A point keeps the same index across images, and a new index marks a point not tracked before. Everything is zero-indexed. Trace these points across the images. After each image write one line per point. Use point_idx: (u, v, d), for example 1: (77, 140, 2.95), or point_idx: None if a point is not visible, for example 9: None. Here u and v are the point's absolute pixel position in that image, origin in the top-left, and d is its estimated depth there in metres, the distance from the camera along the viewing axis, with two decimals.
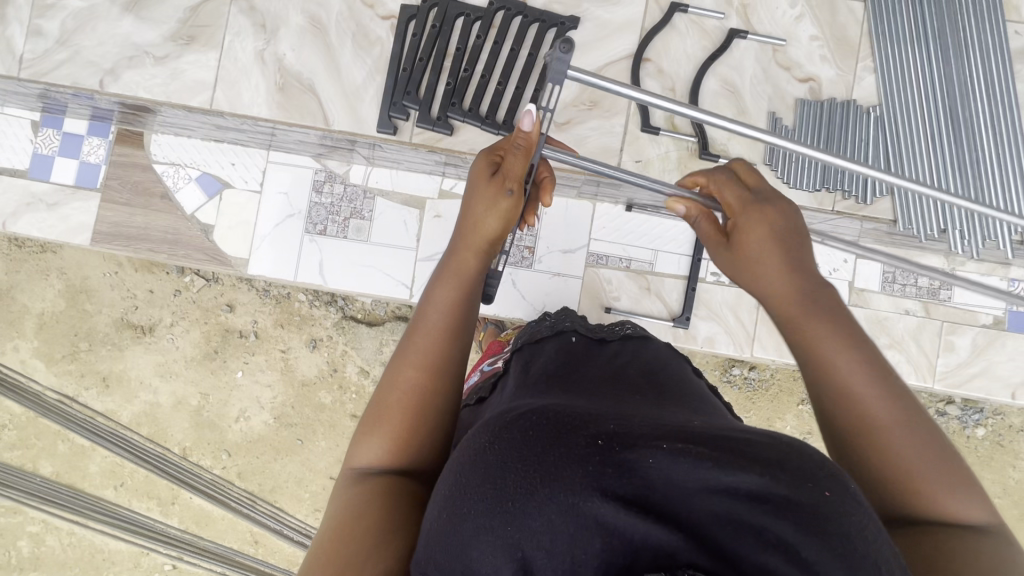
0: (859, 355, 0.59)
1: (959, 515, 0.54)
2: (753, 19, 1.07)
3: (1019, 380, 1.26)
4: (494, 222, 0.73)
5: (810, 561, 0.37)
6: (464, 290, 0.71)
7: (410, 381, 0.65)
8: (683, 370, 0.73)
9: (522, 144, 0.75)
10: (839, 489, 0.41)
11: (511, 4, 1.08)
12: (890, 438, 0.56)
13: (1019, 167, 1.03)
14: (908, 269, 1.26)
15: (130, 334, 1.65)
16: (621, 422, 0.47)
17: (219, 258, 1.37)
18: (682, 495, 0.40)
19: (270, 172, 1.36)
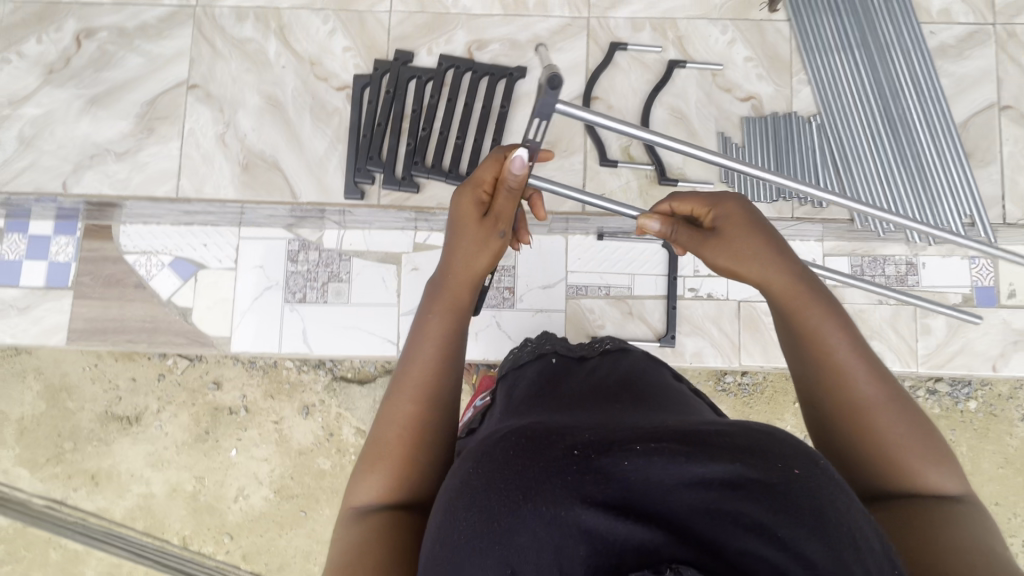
0: (849, 338, 0.60)
1: (931, 487, 0.56)
2: (689, 49, 1.14)
3: (996, 353, 1.29)
4: (483, 262, 0.75)
5: (785, 538, 0.36)
6: (457, 328, 0.71)
7: (407, 417, 0.65)
8: (659, 372, 0.73)
9: (512, 186, 0.72)
10: (805, 465, 0.40)
11: (459, 63, 1.13)
12: (877, 419, 0.57)
13: (953, 150, 1.09)
14: (875, 260, 1.31)
15: (117, 427, 1.61)
16: (599, 430, 0.45)
17: (200, 340, 1.36)
18: (659, 490, 0.38)
19: (243, 247, 1.37)
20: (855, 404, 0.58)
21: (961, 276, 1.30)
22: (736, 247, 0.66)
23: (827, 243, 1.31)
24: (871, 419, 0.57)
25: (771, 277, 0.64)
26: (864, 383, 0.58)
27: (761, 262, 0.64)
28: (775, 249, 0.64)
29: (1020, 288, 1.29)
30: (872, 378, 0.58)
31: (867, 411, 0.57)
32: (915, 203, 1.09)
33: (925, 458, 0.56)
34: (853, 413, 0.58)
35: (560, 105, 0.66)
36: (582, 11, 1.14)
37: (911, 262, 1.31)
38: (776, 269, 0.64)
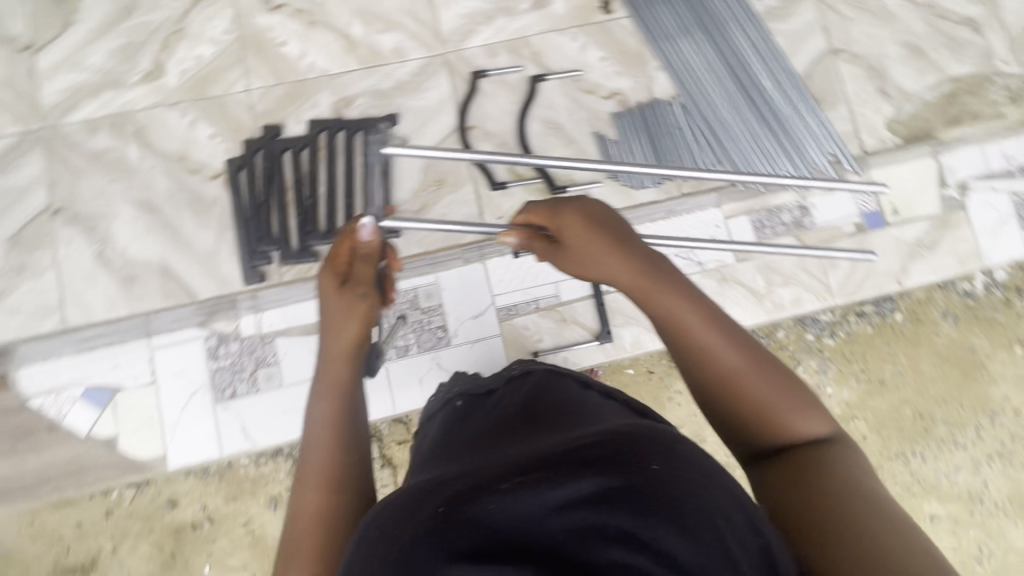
0: (706, 319, 0.73)
1: (804, 431, 0.67)
2: (547, 62, 1.18)
3: (898, 268, 1.39)
4: (355, 328, 0.84)
5: (646, 538, 0.42)
6: (344, 401, 0.82)
7: (311, 500, 0.73)
8: (563, 388, 0.77)
9: (365, 253, 0.85)
10: (660, 460, 0.49)
11: (330, 124, 1.13)
12: (746, 381, 0.70)
13: (804, 99, 1.18)
14: (770, 212, 1.38)
15: None
16: (472, 477, 0.49)
17: (132, 467, 1.28)
18: (531, 521, 0.43)
19: (158, 359, 1.27)
20: (726, 371, 0.70)
21: (848, 207, 1.40)
22: (583, 253, 0.80)
23: (725, 207, 1.37)
24: (740, 381, 0.70)
25: (622, 277, 0.79)
26: (727, 352, 0.71)
27: (620, 267, 0.78)
28: (626, 251, 0.79)
29: (901, 204, 1.39)
30: (733, 348, 0.71)
31: (736, 375, 0.70)
32: (782, 151, 1.16)
33: (781, 398, 0.69)
34: (726, 378, 0.70)
35: (385, 151, 0.90)
36: (437, 49, 1.17)
37: (802, 206, 1.39)
38: (618, 262, 0.78)
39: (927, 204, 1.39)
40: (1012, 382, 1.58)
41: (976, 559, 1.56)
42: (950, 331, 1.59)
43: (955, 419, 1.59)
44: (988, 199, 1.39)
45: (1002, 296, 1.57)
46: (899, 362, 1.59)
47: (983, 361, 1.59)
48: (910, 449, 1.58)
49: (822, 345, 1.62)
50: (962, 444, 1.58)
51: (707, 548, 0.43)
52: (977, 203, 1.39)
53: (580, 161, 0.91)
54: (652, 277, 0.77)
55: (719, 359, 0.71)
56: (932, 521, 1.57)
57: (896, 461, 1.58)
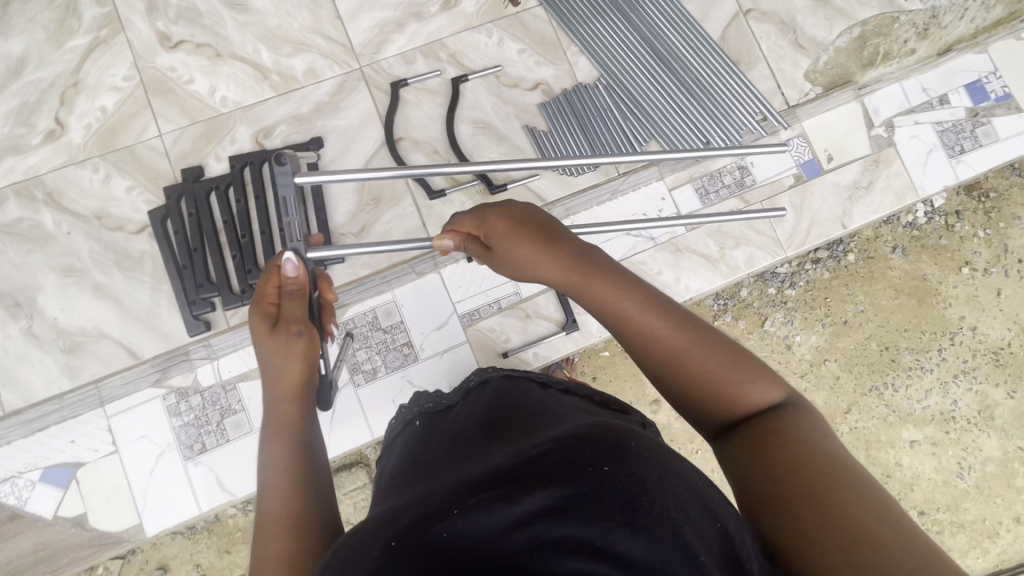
0: (641, 303, 0.72)
1: (756, 401, 0.66)
2: (466, 61, 1.16)
3: (840, 212, 1.42)
4: (294, 363, 0.84)
5: (598, 543, 0.44)
6: (297, 439, 0.80)
7: (273, 550, 0.68)
8: (523, 391, 0.77)
9: (294, 288, 0.87)
10: (614, 461, 0.51)
11: (252, 158, 1.09)
12: (689, 360, 0.68)
13: (723, 63, 1.19)
14: (712, 176, 1.40)
15: None
16: (429, 508, 0.53)
17: (108, 542, 1.22)
18: (487, 543, 0.46)
19: (116, 426, 1.22)
20: (669, 353, 0.69)
21: (785, 160, 1.42)
22: (511, 255, 0.80)
23: (668, 178, 1.38)
24: (684, 360, 0.68)
25: (552, 274, 0.77)
26: (666, 334, 0.70)
27: (546, 264, 0.77)
28: (549, 246, 0.77)
29: (834, 149, 1.43)
30: (673, 328, 0.70)
31: (678, 355, 0.69)
32: (706, 117, 1.18)
33: (726, 370, 0.67)
34: (670, 359, 0.69)
35: (295, 177, 0.87)
36: (351, 64, 1.14)
37: (742, 166, 1.41)
38: (544, 259, 0.77)
39: (858, 146, 1.43)
40: (966, 302, 1.64)
41: (958, 475, 1.63)
42: (901, 262, 1.64)
43: (919, 346, 1.64)
44: (913, 132, 1.44)
45: (945, 222, 1.63)
46: (859, 300, 1.63)
47: (936, 287, 1.65)
48: (881, 381, 1.64)
49: (785, 296, 1.65)
50: (928, 368, 1.64)
51: (661, 545, 0.45)
52: (903, 138, 1.44)
53: (506, 159, 0.89)
54: (579, 268, 0.75)
55: (659, 342, 0.70)
56: (912, 446, 1.63)
57: (870, 396, 1.63)
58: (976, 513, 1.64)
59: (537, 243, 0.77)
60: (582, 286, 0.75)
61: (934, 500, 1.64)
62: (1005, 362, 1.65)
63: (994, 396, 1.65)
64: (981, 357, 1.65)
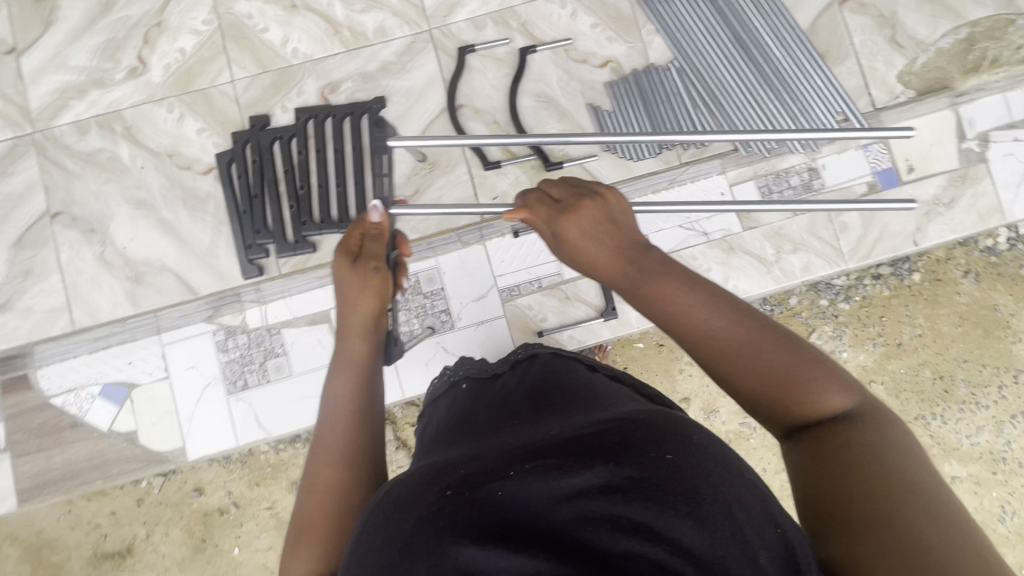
0: (695, 295, 0.69)
1: (824, 405, 0.61)
2: (536, 32, 1.13)
3: (913, 228, 1.33)
4: (370, 302, 0.85)
5: (658, 529, 0.44)
6: (363, 378, 0.81)
7: (327, 479, 0.72)
8: (572, 369, 0.79)
9: (376, 232, 0.89)
10: (680, 451, 0.50)
11: (317, 111, 1.11)
12: (745, 357, 0.64)
13: (809, 56, 1.11)
14: (778, 175, 1.33)
15: (110, 564, 1.44)
16: (482, 465, 0.53)
17: (154, 459, 1.31)
18: (540, 508, 0.47)
19: (169, 354, 1.31)
20: (724, 350, 0.66)
21: (861, 166, 1.34)
22: (570, 241, 0.81)
23: (730, 173, 1.33)
24: (739, 356, 0.65)
25: (603, 264, 0.78)
26: (722, 328, 0.66)
27: (598, 255, 0.79)
28: (602, 235, 0.79)
29: (916, 160, 1.34)
30: (728, 322, 0.66)
31: (734, 353, 0.65)
32: (784, 112, 1.11)
33: (786, 370, 0.63)
34: (723, 356, 0.66)
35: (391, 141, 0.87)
36: (421, 26, 1.14)
37: (812, 168, 1.33)
38: (602, 247, 0.79)
39: (944, 159, 1.33)
40: None
41: (999, 518, 1.54)
42: (971, 289, 1.53)
43: (978, 379, 1.55)
44: (1010, 149, 1.32)
45: None
46: (918, 324, 1.54)
47: (1007, 319, 1.54)
48: (930, 411, 1.55)
49: (837, 310, 1.58)
50: (984, 404, 1.54)
51: (719, 536, 0.45)
52: (998, 155, 1.32)
53: (570, 133, 0.86)
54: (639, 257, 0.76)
55: (713, 336, 0.67)
56: (953, 482, 1.55)
57: (915, 424, 1.55)
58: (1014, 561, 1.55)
59: (586, 232, 0.80)
60: (635, 278, 0.74)
61: None
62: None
63: None
64: None
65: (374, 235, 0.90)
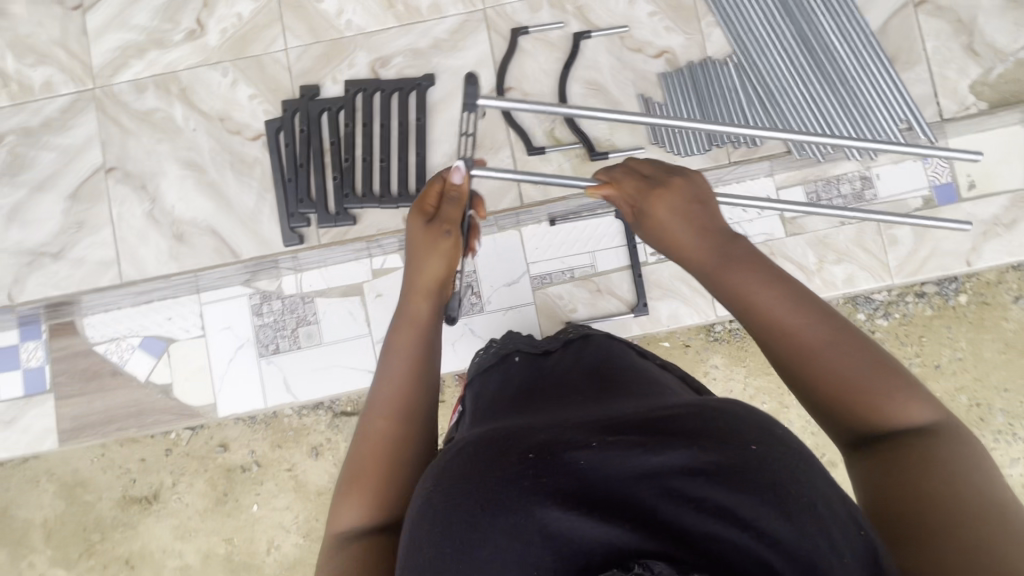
0: (784, 294, 0.70)
1: (900, 416, 0.63)
2: (592, 17, 1.11)
3: (968, 247, 1.27)
4: (439, 264, 0.85)
5: (738, 513, 0.49)
6: (422, 339, 0.82)
7: (380, 432, 0.73)
8: (621, 354, 0.87)
9: (456, 196, 0.88)
10: (762, 442, 0.55)
11: (366, 85, 1.11)
12: (827, 360, 0.66)
13: (877, 61, 1.07)
14: (829, 181, 1.29)
15: (137, 508, 1.51)
16: (560, 434, 0.58)
17: (186, 413, 1.36)
18: (624, 482, 0.52)
19: (207, 313, 1.36)
20: (807, 350, 0.67)
21: (918, 179, 1.28)
22: (657, 220, 0.81)
23: (778, 176, 1.29)
24: (821, 358, 0.66)
25: (688, 249, 0.79)
26: (807, 329, 0.67)
27: (684, 239, 0.79)
28: (694, 222, 0.79)
29: (979, 176, 1.27)
30: (814, 324, 0.68)
31: (817, 354, 0.66)
32: (846, 121, 1.07)
33: (865, 378, 0.64)
34: (804, 356, 0.67)
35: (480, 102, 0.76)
36: (476, 5, 1.12)
37: (865, 177, 1.29)
38: (693, 231, 0.79)
39: (1009, 177, 1.27)
40: None
41: None
42: (1020, 315, 1.47)
43: (1017, 409, 1.49)
44: None
45: None
46: (960, 347, 1.49)
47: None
48: None
49: (874, 325, 1.54)
50: (1021, 436, 1.48)
51: (806, 531, 0.50)
52: None
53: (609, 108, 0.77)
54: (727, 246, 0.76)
55: (798, 336, 0.68)
56: None
57: None
58: None
59: (677, 216, 0.79)
60: (718, 264, 0.75)
61: None
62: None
63: None
64: None
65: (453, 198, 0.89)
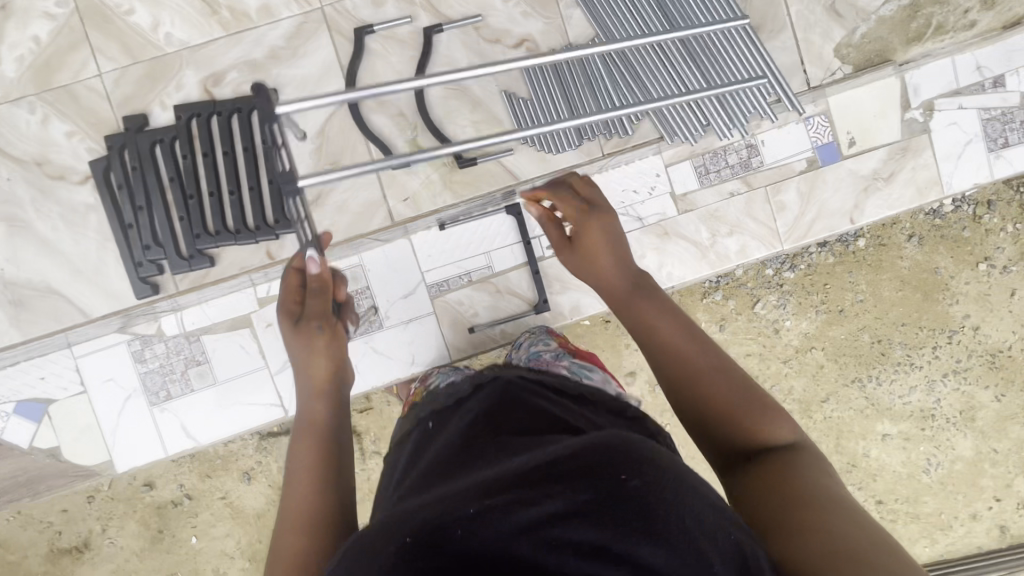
0: (670, 319, 0.84)
1: (768, 435, 0.72)
2: (442, 8, 1.02)
3: (851, 205, 1.29)
4: (320, 361, 0.87)
5: (616, 549, 0.51)
6: (323, 440, 0.83)
7: (294, 546, 0.72)
8: (532, 400, 0.74)
9: (318, 285, 0.89)
10: (631, 470, 0.56)
11: (198, 109, 1.02)
12: (703, 377, 0.77)
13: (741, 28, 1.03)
14: (715, 153, 1.27)
15: (68, 558, 1.52)
16: (441, 503, 0.56)
17: (81, 473, 1.28)
18: (502, 542, 0.51)
19: (84, 367, 1.26)
20: (690, 367, 0.79)
21: (801, 142, 1.28)
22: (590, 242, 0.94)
23: (665, 153, 1.26)
24: (699, 379, 0.77)
25: (607, 274, 0.93)
26: (688, 347, 0.80)
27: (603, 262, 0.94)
28: (616, 253, 0.94)
29: (858, 133, 1.28)
30: (694, 344, 0.81)
31: (695, 372, 0.78)
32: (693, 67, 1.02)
33: (735, 397, 0.75)
34: (686, 373, 0.78)
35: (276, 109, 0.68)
36: (311, 5, 1.03)
37: (751, 145, 1.27)
38: (611, 260, 0.94)
39: (887, 130, 1.28)
40: (974, 300, 1.55)
41: (924, 469, 1.62)
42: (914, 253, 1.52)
43: (914, 341, 1.57)
44: (953, 118, 1.27)
45: (973, 212, 1.51)
46: (861, 290, 1.54)
47: (946, 281, 1.55)
48: (866, 374, 1.59)
49: (781, 278, 1.56)
50: (917, 364, 1.58)
51: (680, 552, 0.52)
52: (941, 125, 1.27)
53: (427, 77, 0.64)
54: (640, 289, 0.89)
55: (681, 354, 0.80)
56: (884, 439, 1.62)
57: (851, 387, 1.59)
58: (934, 507, 1.64)
59: (602, 237, 0.94)
60: (630, 293, 0.90)
61: (894, 490, 1.64)
62: (1001, 365, 1.58)
63: (980, 397, 1.59)
64: (976, 358, 1.58)
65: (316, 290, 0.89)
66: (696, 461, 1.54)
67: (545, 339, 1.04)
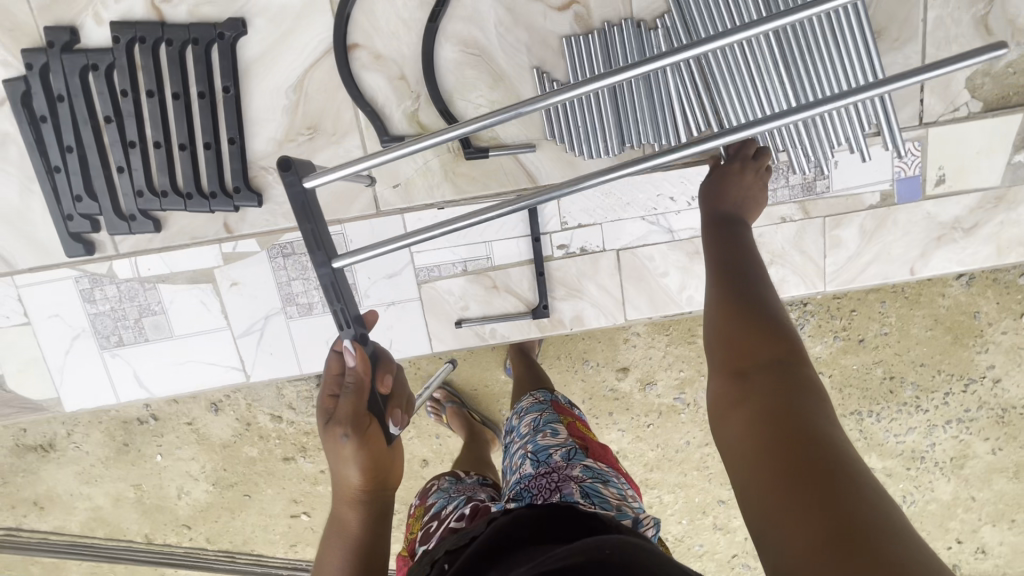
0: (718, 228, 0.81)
1: (782, 347, 0.61)
2: None
3: (916, 253, 1.10)
4: (351, 471, 0.70)
5: None
6: (357, 550, 0.71)
7: None
8: (562, 532, 0.61)
9: (352, 381, 0.71)
10: (614, 547, 0.54)
11: (145, 34, 0.95)
12: (737, 266, 0.72)
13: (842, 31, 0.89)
14: (776, 169, 1.07)
15: (35, 455, 1.46)
16: None
17: (28, 404, 1.20)
18: None
19: (27, 298, 1.13)
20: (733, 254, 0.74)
21: (880, 170, 1.06)
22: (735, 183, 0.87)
23: None
24: (734, 266, 0.72)
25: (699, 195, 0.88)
26: (729, 244, 0.76)
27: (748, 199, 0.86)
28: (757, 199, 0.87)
29: (952, 170, 1.06)
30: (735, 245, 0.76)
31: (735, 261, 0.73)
32: (782, 79, 0.91)
33: (761, 300, 0.67)
34: (726, 259, 0.74)
35: (305, 183, 0.66)
36: None
37: None
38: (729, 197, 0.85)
39: (986, 172, 1.06)
40: (1005, 352, 1.35)
41: None
42: (958, 291, 1.29)
43: (926, 383, 1.39)
44: None
45: None
46: (887, 322, 1.35)
47: (981, 327, 1.34)
48: (867, 408, 1.43)
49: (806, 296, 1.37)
50: (923, 408, 1.40)
51: None
52: None
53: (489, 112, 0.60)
54: (716, 218, 0.82)
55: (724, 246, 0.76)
56: None
57: (848, 418, 1.43)
58: None
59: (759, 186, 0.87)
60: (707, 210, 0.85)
61: None
62: (1008, 421, 1.39)
63: (975, 448, 1.41)
64: (985, 410, 1.40)
65: (351, 384, 0.72)
66: (675, 468, 1.43)
67: (552, 422, 0.89)
